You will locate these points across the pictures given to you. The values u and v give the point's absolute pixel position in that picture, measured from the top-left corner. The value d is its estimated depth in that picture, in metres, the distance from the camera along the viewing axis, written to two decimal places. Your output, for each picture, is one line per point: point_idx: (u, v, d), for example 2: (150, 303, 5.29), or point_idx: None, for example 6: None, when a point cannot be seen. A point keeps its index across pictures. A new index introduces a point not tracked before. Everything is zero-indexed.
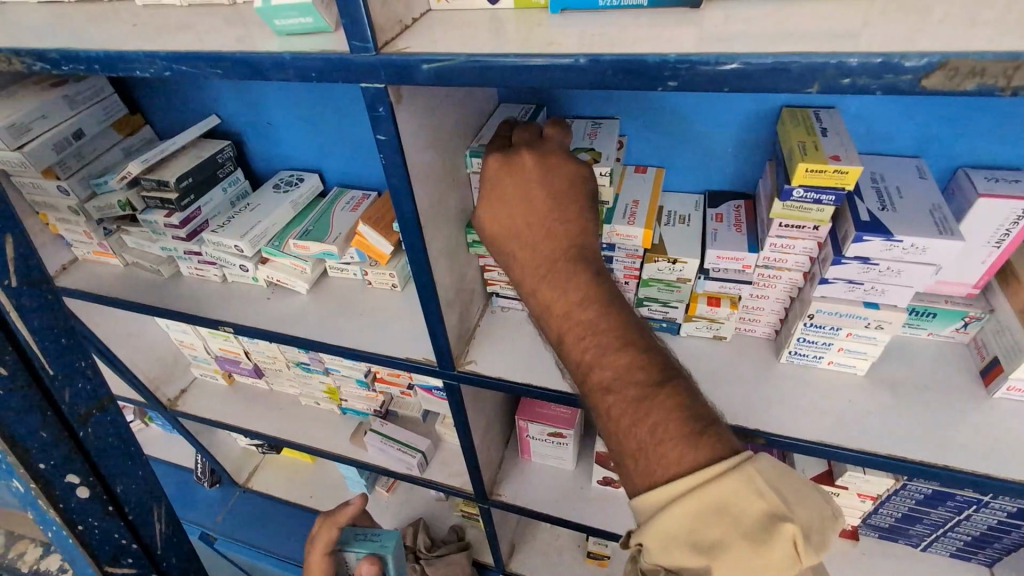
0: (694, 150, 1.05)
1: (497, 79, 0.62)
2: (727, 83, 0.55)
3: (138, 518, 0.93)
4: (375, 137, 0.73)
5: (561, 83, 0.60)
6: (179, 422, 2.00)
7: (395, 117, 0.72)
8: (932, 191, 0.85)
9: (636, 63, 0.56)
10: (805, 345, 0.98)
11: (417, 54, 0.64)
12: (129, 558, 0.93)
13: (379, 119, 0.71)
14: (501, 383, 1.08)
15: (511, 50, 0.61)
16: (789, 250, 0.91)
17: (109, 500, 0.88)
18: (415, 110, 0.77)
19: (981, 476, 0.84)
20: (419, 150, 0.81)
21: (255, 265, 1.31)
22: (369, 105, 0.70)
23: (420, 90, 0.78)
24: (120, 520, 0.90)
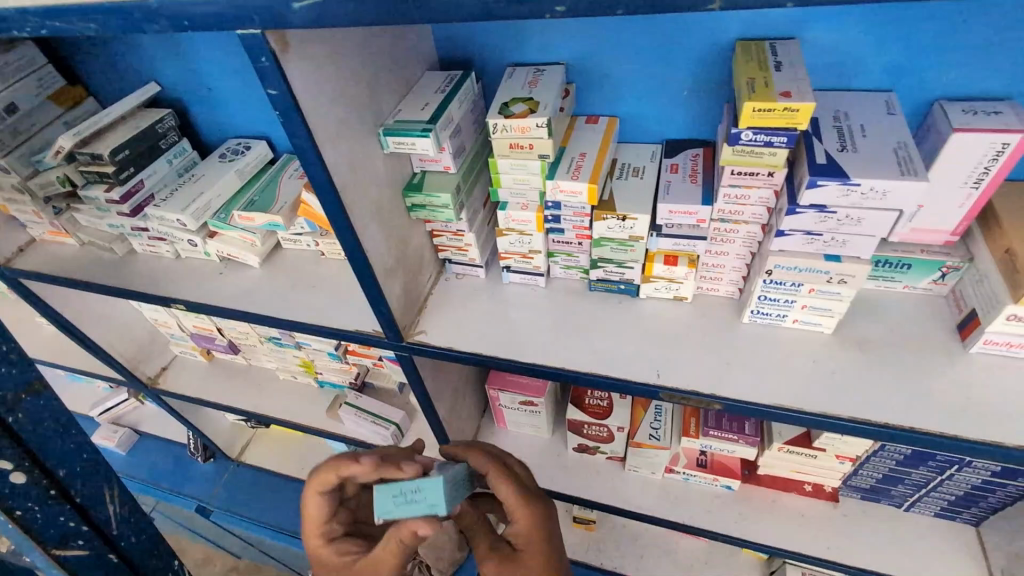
0: (647, 95, 0.97)
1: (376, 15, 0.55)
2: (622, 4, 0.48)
3: (90, 502, 0.72)
4: (266, 92, 0.66)
5: (445, 16, 0.53)
6: (163, 400, 2.01)
7: (284, 68, 0.65)
8: (899, 128, 0.76)
9: None
10: (766, 304, 0.91)
11: None
12: (82, 543, 0.73)
13: (264, 71, 0.64)
14: (450, 353, 1.04)
15: None
16: (744, 201, 0.84)
17: (52, 485, 0.68)
18: (312, 60, 0.70)
19: (946, 437, 0.79)
20: (326, 105, 0.74)
21: (203, 240, 1.27)
22: (251, 55, 0.63)
23: (319, 38, 0.70)
24: (68, 504, 0.70)
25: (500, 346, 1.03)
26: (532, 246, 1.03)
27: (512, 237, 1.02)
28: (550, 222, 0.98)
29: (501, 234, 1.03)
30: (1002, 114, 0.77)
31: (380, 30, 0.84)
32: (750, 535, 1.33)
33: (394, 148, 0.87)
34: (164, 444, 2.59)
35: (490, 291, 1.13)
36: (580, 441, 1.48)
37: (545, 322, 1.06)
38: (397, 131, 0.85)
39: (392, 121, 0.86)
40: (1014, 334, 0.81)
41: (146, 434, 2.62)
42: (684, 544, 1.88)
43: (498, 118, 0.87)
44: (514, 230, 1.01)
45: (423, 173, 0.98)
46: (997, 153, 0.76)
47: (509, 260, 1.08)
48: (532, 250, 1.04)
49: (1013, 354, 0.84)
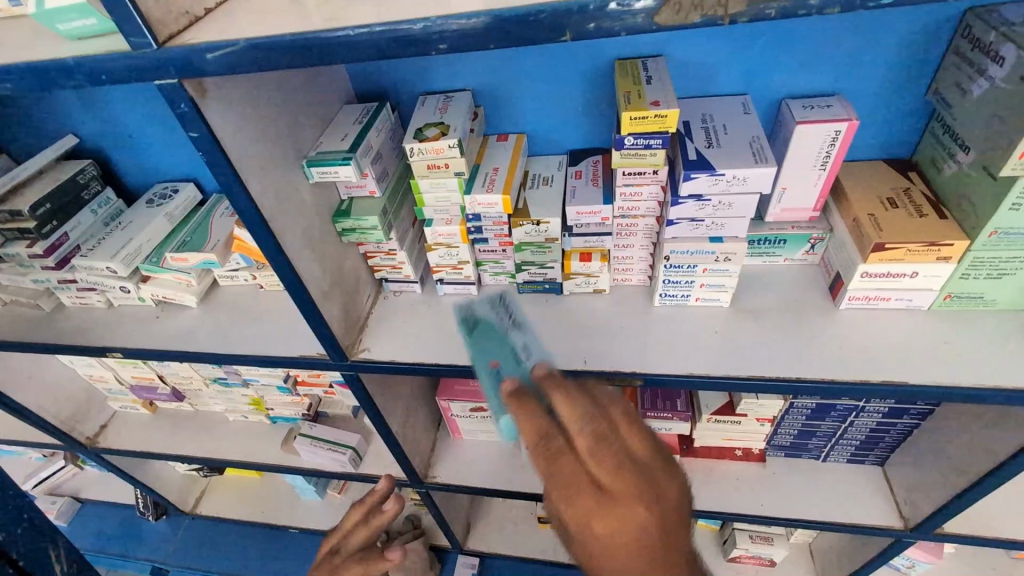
0: (547, 112, 1.08)
1: (284, 59, 0.62)
2: (493, 39, 0.57)
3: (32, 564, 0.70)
4: (187, 135, 0.72)
5: (345, 58, 0.61)
6: (104, 459, 1.93)
7: (203, 111, 0.70)
8: (753, 124, 0.90)
9: (405, 32, 0.58)
10: (671, 287, 1.03)
11: (201, 44, 0.63)
12: None
13: (184, 116, 0.70)
14: (394, 366, 1.10)
15: (291, 28, 0.61)
16: (638, 197, 0.95)
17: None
18: (230, 103, 0.76)
19: (825, 382, 0.92)
20: (248, 143, 0.80)
21: (136, 286, 1.28)
22: (171, 102, 0.68)
23: (235, 82, 0.77)
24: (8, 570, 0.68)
25: (441, 353, 1.10)
26: (460, 257, 1.11)
27: (441, 251, 1.10)
28: (474, 234, 1.06)
29: (430, 250, 1.11)
30: (832, 106, 0.93)
31: (295, 71, 0.91)
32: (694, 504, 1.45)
33: (319, 178, 0.94)
34: (109, 508, 2.46)
35: (427, 304, 1.20)
36: None
37: None
38: (320, 161, 0.91)
39: (314, 154, 0.92)
40: (870, 288, 0.96)
41: (88, 500, 2.48)
42: None
43: (412, 143, 0.95)
44: (442, 244, 1.09)
45: (351, 199, 1.05)
46: (833, 138, 0.91)
47: (441, 273, 1.15)
48: (462, 262, 1.12)
49: (873, 305, 0.99)
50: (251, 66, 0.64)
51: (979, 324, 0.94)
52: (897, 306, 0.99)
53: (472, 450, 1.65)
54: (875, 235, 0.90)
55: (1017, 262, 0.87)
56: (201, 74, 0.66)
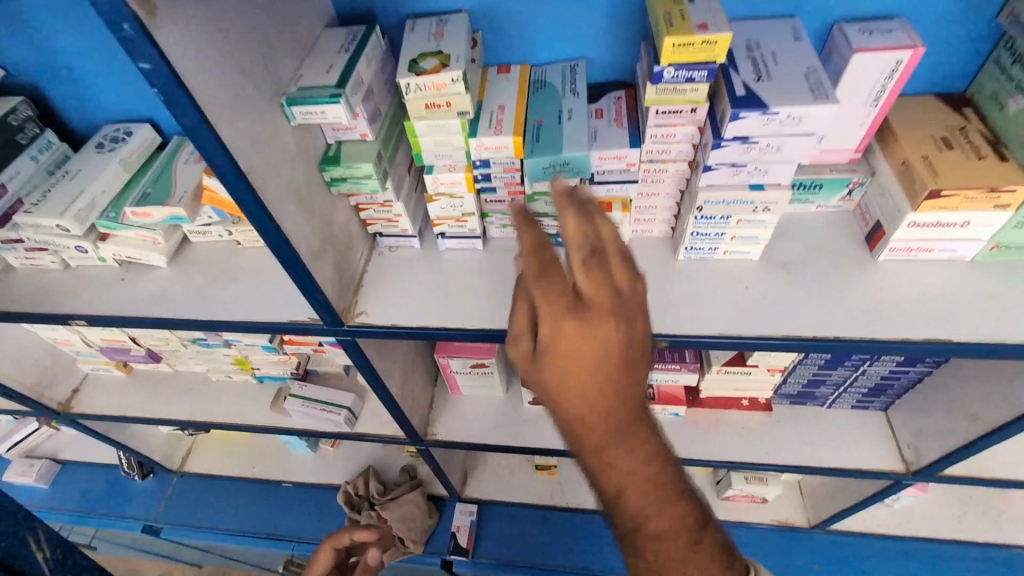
0: (563, 39, 0.94)
1: None
2: None
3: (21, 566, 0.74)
4: (137, 66, 0.57)
5: None
6: (81, 424, 1.83)
7: (154, 35, 0.56)
8: (808, 53, 0.78)
9: None
10: (699, 239, 0.94)
11: None
12: None
13: (129, 40, 0.55)
14: (395, 330, 1.00)
15: None
16: (670, 139, 0.84)
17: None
18: (186, 23, 0.61)
19: (864, 340, 0.86)
20: (214, 75, 0.65)
21: (93, 245, 1.13)
22: (110, 21, 0.54)
23: None
24: None
25: (446, 316, 1.01)
26: (465, 208, 0.99)
27: (444, 202, 0.98)
28: (480, 182, 0.94)
29: (431, 201, 0.98)
30: (894, 32, 0.81)
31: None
32: (700, 454, 1.44)
33: (302, 120, 0.79)
34: (92, 469, 2.39)
35: (427, 261, 1.09)
36: (534, 393, 1.51)
37: (488, 285, 1.04)
38: (302, 100, 0.77)
39: (295, 90, 0.78)
40: (912, 239, 0.89)
41: (69, 462, 2.40)
42: None
43: (408, 77, 0.81)
44: (444, 194, 0.96)
45: (338, 144, 0.91)
46: (892, 69, 0.81)
47: (443, 226, 1.04)
48: (466, 213, 1.01)
49: (912, 257, 0.93)
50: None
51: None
52: (938, 257, 0.92)
53: (473, 405, 1.60)
54: (930, 181, 0.82)
55: None
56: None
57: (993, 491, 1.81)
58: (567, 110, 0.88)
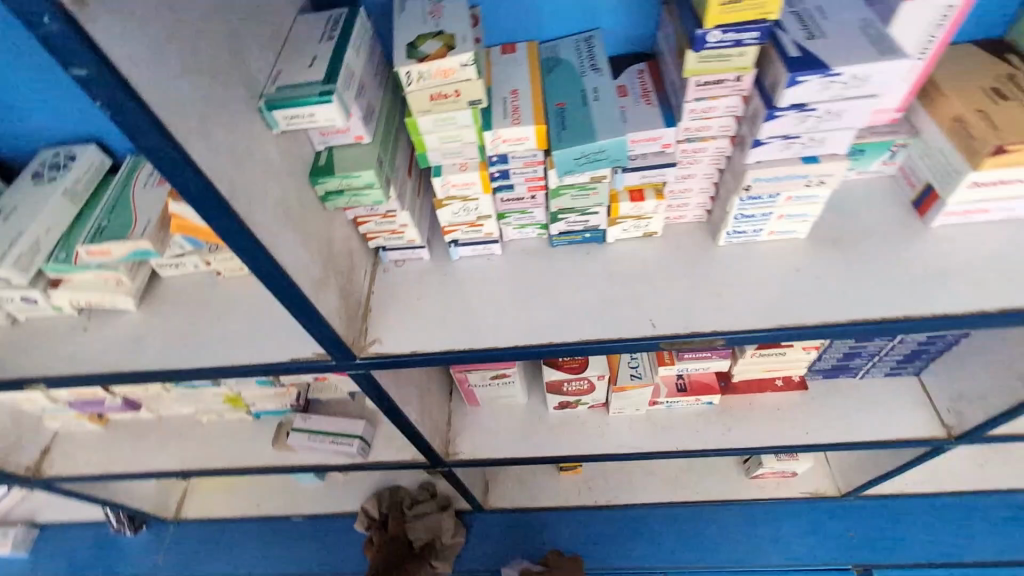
0: (574, 8, 0.84)
1: None
2: None
3: None
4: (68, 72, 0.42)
5: None
6: (57, 487, 1.67)
7: (87, 27, 0.41)
8: (858, 4, 0.70)
9: None
10: (743, 221, 0.86)
11: None
12: None
13: (54, 39, 0.41)
14: (415, 358, 0.89)
15: None
16: (710, 114, 0.75)
17: None
18: (131, 13, 0.46)
19: (943, 317, 0.79)
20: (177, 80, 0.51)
21: (44, 294, 0.98)
22: (20, 12, 0.39)
23: None
24: None
25: (470, 335, 0.90)
26: (480, 212, 0.89)
27: (455, 206, 0.87)
28: (498, 181, 0.84)
29: (442, 207, 0.88)
30: None
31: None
32: (736, 441, 1.39)
33: (287, 126, 0.65)
34: (78, 527, 2.22)
35: (440, 274, 0.99)
36: (560, 400, 1.44)
37: (512, 295, 0.94)
38: (284, 100, 0.63)
39: (273, 89, 0.63)
40: (972, 201, 0.82)
41: (48, 524, 2.22)
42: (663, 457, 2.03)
43: (410, 64, 0.68)
44: (456, 197, 0.86)
45: (329, 150, 0.78)
46: (943, 17, 0.74)
47: (456, 233, 0.93)
48: (481, 216, 0.90)
49: (966, 220, 0.87)
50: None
51: None
52: (996, 217, 0.86)
53: (493, 417, 1.51)
54: (993, 136, 0.76)
55: None
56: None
57: None
58: (589, 88, 0.77)
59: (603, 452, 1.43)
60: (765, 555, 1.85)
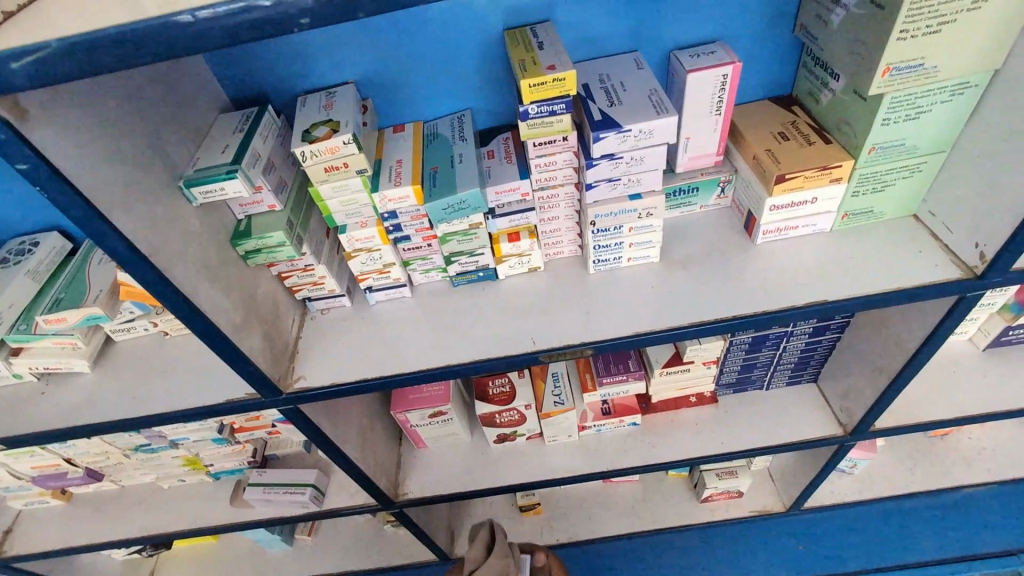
0: (446, 95, 1.06)
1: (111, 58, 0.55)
2: (358, 7, 0.55)
3: None
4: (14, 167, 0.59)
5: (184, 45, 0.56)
6: (17, 568, 1.69)
7: (29, 136, 0.59)
8: (648, 79, 0.92)
9: (255, 11, 0.53)
10: (602, 251, 1.04)
11: (4, 50, 0.54)
12: None
13: (4, 147, 0.58)
14: (336, 389, 1.03)
15: (105, 17, 0.54)
16: (552, 167, 0.95)
17: None
18: (66, 124, 0.65)
19: (760, 314, 0.97)
20: (103, 169, 0.69)
21: (7, 362, 1.11)
22: None
23: (68, 98, 0.66)
24: None
25: (383, 365, 1.05)
26: (384, 260, 1.06)
27: (363, 256, 1.04)
28: (394, 233, 1.01)
29: (351, 258, 1.05)
30: (715, 52, 0.97)
31: (146, 78, 0.81)
32: (660, 456, 1.51)
33: (203, 199, 0.83)
34: None
35: (359, 317, 1.14)
36: (498, 432, 1.55)
37: (420, 330, 1.10)
38: (199, 179, 0.81)
39: (191, 172, 0.82)
40: (779, 220, 1.02)
41: None
42: (620, 490, 2.10)
43: (303, 146, 0.87)
44: (362, 249, 1.03)
45: (248, 218, 0.95)
46: (722, 83, 0.96)
47: (369, 281, 1.09)
48: (387, 264, 1.07)
49: (783, 236, 1.06)
50: (82, 63, 0.56)
51: (874, 236, 1.03)
52: (805, 232, 1.05)
53: (439, 456, 1.61)
54: (775, 168, 0.96)
55: (896, 172, 0.95)
56: (17, 87, 0.55)
57: (935, 438, 1.98)
58: (457, 154, 0.97)
59: (541, 478, 1.53)
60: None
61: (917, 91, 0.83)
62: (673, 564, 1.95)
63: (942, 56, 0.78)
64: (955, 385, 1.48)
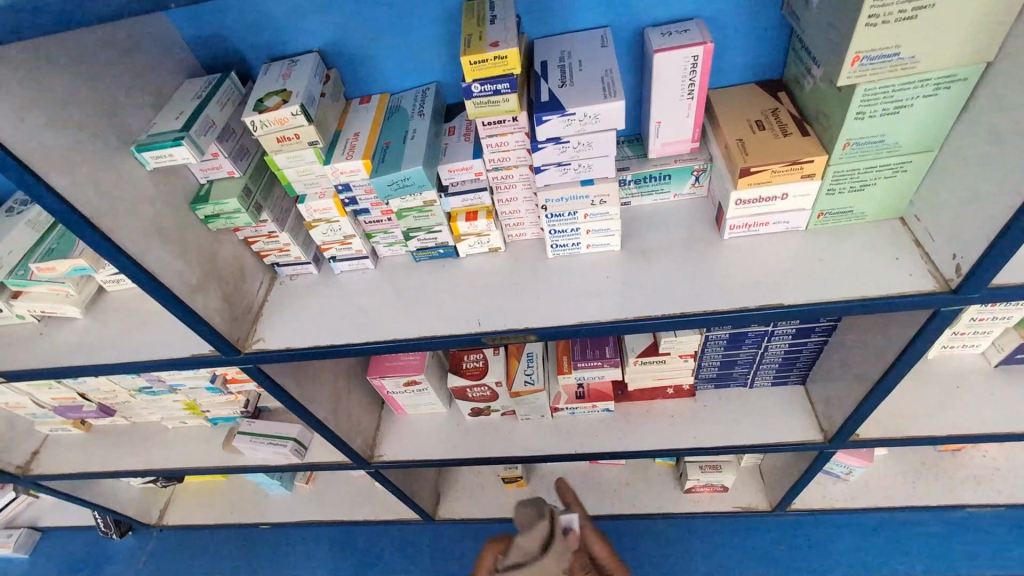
0: (413, 67, 1.04)
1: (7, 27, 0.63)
2: None
3: None
4: None
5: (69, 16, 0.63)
6: (43, 486, 1.88)
7: None
8: (608, 58, 0.88)
9: None
10: (558, 236, 1.02)
11: None
12: None
13: None
14: (290, 354, 1.06)
15: None
16: (505, 147, 0.92)
17: None
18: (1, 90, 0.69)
19: (709, 313, 0.93)
20: (41, 133, 0.73)
21: (7, 303, 1.22)
22: None
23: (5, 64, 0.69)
24: None
25: (337, 334, 1.08)
26: (344, 232, 1.07)
27: (323, 227, 1.06)
28: (350, 206, 1.02)
29: (312, 227, 1.07)
30: (689, 31, 0.91)
31: (100, 43, 0.84)
32: (629, 444, 1.50)
33: (155, 163, 0.87)
34: (71, 531, 2.44)
35: (324, 285, 1.17)
36: (473, 406, 1.57)
37: (377, 303, 1.12)
38: (148, 145, 0.84)
39: (142, 137, 0.85)
40: (746, 215, 0.96)
41: (49, 528, 2.44)
42: (606, 472, 2.09)
43: (253, 115, 0.88)
44: (321, 219, 1.05)
45: (210, 182, 0.99)
46: (692, 65, 0.90)
47: (332, 250, 1.12)
48: (347, 236, 1.08)
49: (753, 232, 1.00)
50: None
51: (851, 239, 0.95)
52: (777, 230, 0.99)
53: (416, 423, 1.66)
54: (742, 159, 0.90)
55: (877, 171, 0.87)
56: None
57: (943, 454, 1.87)
58: (411, 130, 0.96)
59: (510, 455, 1.55)
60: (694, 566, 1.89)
61: (896, 83, 0.75)
62: (649, 550, 1.94)
63: (920, 45, 0.70)
64: (955, 401, 1.38)
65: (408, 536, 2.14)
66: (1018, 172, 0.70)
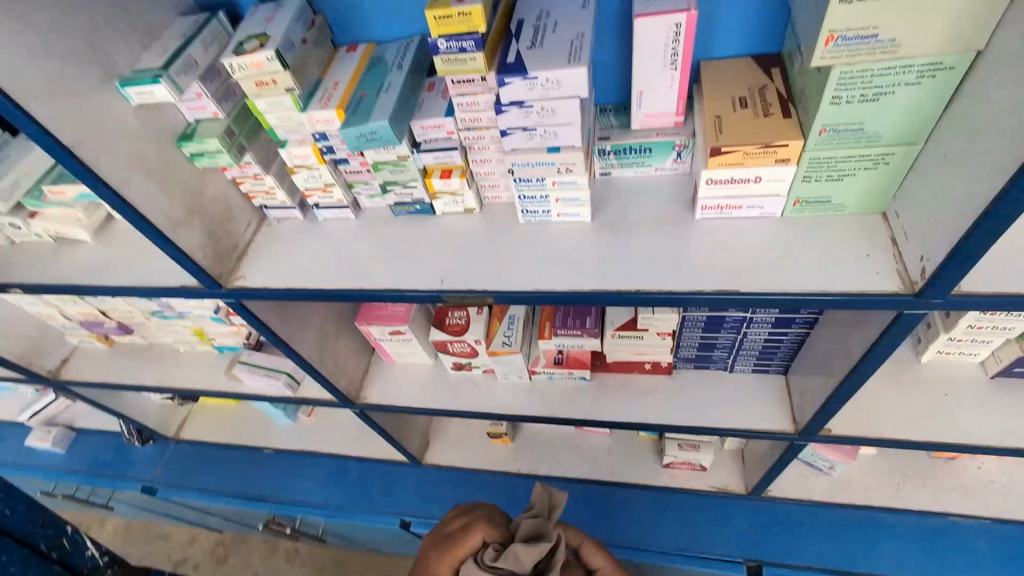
0: (398, 17, 1.03)
1: None
2: None
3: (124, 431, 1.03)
4: None
5: None
6: (71, 391, 2.07)
7: None
8: (584, 21, 0.86)
9: None
10: (528, 201, 1.02)
11: None
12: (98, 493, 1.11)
13: None
14: (267, 293, 1.12)
15: None
16: (476, 107, 0.91)
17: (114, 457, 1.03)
18: None
19: (662, 294, 0.92)
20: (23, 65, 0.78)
21: (26, 222, 1.31)
22: None
23: None
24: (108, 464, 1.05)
25: (312, 279, 1.12)
26: (324, 180, 1.10)
27: (304, 173, 1.09)
28: (328, 155, 1.04)
29: (294, 173, 1.10)
30: None
31: None
32: (601, 414, 1.53)
33: (136, 99, 0.93)
34: (102, 434, 2.68)
35: (307, 230, 1.21)
36: (455, 361, 1.61)
37: (353, 252, 1.15)
38: (129, 81, 0.90)
39: (125, 73, 0.91)
40: (719, 196, 0.93)
41: (83, 429, 2.70)
42: (590, 439, 2.11)
43: (231, 57, 0.91)
44: (302, 165, 1.08)
45: (198, 122, 1.03)
46: (675, 34, 0.86)
47: (315, 198, 1.15)
48: (328, 184, 1.11)
49: (727, 214, 0.97)
50: None
51: (826, 231, 0.92)
52: (751, 215, 0.96)
53: (402, 372, 1.72)
54: (714, 138, 0.87)
55: (857, 161, 0.83)
56: None
57: (936, 459, 1.77)
58: (387, 82, 0.96)
59: (487, 411, 1.61)
60: (662, 537, 1.94)
61: (874, 67, 0.71)
62: (621, 516, 2.00)
63: (898, 27, 0.66)
64: (941, 408, 1.32)
65: (396, 475, 2.27)
66: (988, 173, 0.66)
